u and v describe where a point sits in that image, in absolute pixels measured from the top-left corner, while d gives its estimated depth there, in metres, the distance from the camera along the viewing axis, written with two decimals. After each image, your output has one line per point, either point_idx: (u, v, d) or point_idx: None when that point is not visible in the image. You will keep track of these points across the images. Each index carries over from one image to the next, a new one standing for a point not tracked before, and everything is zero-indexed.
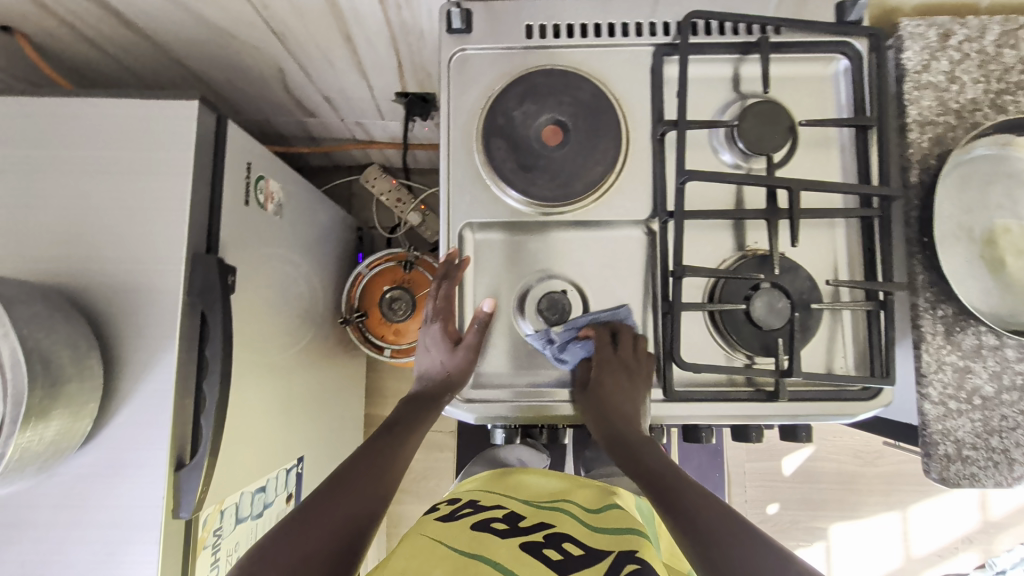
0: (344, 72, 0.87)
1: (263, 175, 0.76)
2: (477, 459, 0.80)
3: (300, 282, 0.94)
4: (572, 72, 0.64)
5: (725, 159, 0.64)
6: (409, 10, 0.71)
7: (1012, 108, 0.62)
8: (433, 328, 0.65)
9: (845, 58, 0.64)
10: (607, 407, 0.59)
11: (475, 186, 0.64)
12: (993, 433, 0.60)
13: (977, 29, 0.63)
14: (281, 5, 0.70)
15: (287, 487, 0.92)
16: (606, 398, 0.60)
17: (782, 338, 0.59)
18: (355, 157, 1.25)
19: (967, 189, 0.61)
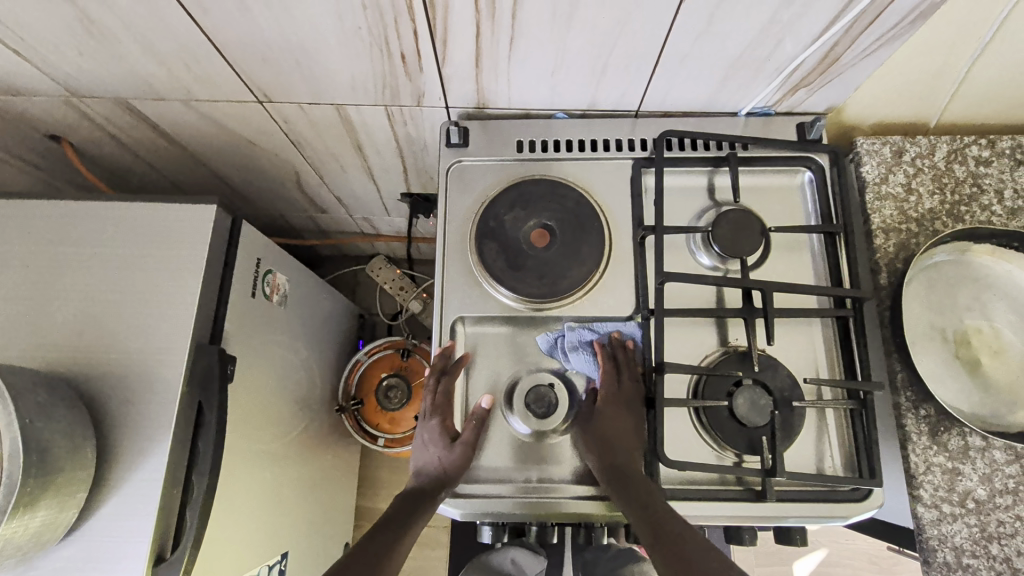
0: (354, 175, 0.96)
1: (270, 269, 0.81)
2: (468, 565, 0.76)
3: (299, 370, 0.97)
4: (559, 182, 0.70)
5: (703, 261, 0.69)
6: (415, 126, 0.79)
7: (969, 218, 0.67)
8: (431, 425, 0.63)
9: (810, 171, 0.69)
10: (609, 440, 0.59)
11: (467, 283, 0.68)
12: (992, 540, 0.58)
13: (927, 147, 0.69)
14: (300, 120, 0.79)
15: None
16: (608, 432, 0.60)
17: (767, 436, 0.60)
18: (362, 248, 1.32)
19: (935, 291, 0.64)
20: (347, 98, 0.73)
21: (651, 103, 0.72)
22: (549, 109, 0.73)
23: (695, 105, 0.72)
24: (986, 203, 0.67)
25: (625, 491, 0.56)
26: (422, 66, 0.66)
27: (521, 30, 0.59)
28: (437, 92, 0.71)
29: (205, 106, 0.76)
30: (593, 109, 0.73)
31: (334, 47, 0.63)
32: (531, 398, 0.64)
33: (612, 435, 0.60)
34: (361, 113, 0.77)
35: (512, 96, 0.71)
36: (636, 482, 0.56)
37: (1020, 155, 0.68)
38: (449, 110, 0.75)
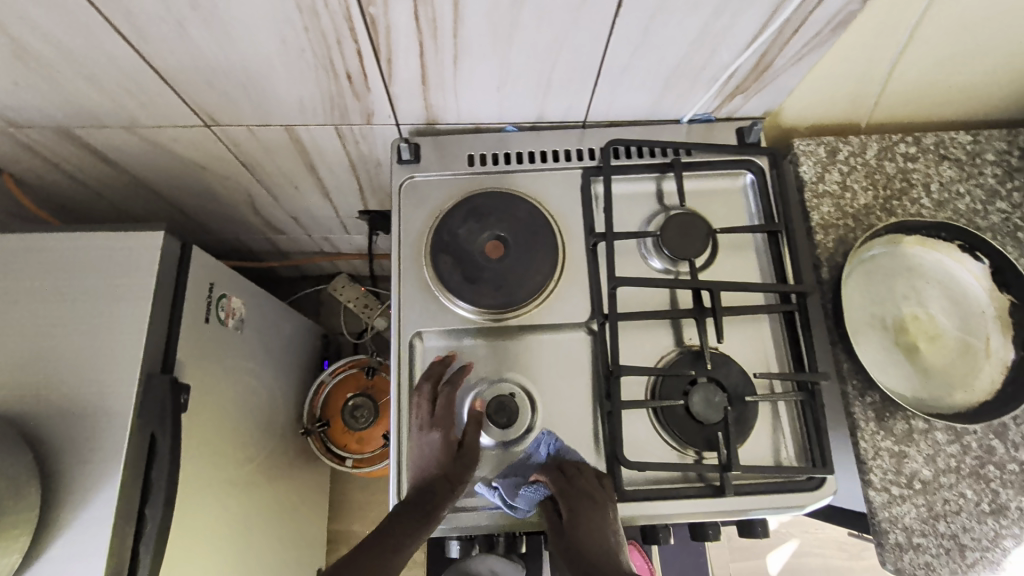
0: (310, 195, 0.95)
1: (224, 293, 0.79)
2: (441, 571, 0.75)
3: (261, 394, 0.95)
4: (511, 193, 0.71)
5: (656, 265, 0.70)
6: (366, 143, 0.80)
7: (900, 211, 0.71)
8: (431, 436, 0.61)
9: (750, 172, 0.72)
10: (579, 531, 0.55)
11: (424, 298, 0.69)
12: (939, 518, 0.61)
13: (859, 146, 0.73)
14: (250, 143, 0.79)
15: None
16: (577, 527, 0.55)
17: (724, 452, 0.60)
18: (324, 268, 1.31)
19: (873, 282, 0.67)
20: (296, 119, 0.73)
21: (597, 114, 0.74)
22: (498, 123, 0.75)
23: (639, 114, 0.74)
24: (915, 197, 0.71)
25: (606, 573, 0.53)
26: (368, 85, 0.67)
27: (464, 47, 0.60)
28: (385, 110, 0.72)
29: (149, 132, 0.75)
30: (541, 121, 0.75)
31: (278, 69, 0.64)
32: (512, 408, 0.64)
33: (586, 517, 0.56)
34: (311, 133, 0.77)
35: (460, 111, 0.72)
36: (593, 522, 0.56)
37: (942, 151, 0.72)
38: (399, 127, 0.75)
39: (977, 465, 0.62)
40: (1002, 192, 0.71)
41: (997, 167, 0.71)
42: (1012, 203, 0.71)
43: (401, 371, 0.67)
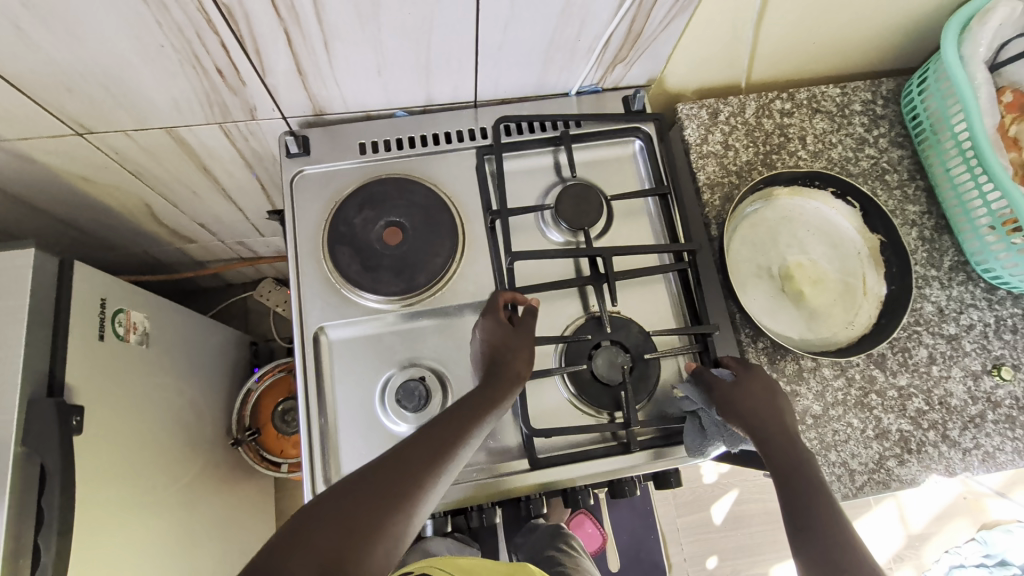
0: (211, 199, 0.92)
1: (121, 308, 0.76)
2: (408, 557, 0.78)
3: (182, 409, 0.92)
4: (405, 179, 0.71)
5: (555, 238, 0.72)
6: (257, 140, 0.78)
7: (780, 165, 0.74)
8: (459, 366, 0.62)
9: (639, 139, 0.74)
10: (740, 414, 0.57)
11: (325, 291, 0.68)
12: (830, 448, 0.65)
13: (738, 106, 0.76)
14: (132, 149, 0.75)
15: None
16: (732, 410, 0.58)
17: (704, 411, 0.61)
18: (246, 274, 1.27)
19: (758, 235, 0.71)
20: (175, 120, 0.71)
21: (486, 92, 0.74)
22: (388, 108, 0.74)
23: (527, 90, 0.75)
24: (792, 150, 0.75)
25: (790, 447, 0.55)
26: (242, 78, 0.65)
27: (331, 33, 0.60)
28: (267, 103, 0.70)
29: (16, 146, 0.71)
30: (431, 104, 0.74)
31: (141, 68, 0.61)
32: (494, 386, 0.58)
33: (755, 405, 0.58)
34: (195, 134, 0.74)
35: (346, 99, 0.71)
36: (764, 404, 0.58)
37: (815, 105, 0.76)
38: (287, 120, 0.74)
39: (861, 395, 0.67)
40: (870, 139, 0.76)
41: (864, 117, 0.76)
42: (879, 149, 0.75)
43: (307, 367, 0.65)
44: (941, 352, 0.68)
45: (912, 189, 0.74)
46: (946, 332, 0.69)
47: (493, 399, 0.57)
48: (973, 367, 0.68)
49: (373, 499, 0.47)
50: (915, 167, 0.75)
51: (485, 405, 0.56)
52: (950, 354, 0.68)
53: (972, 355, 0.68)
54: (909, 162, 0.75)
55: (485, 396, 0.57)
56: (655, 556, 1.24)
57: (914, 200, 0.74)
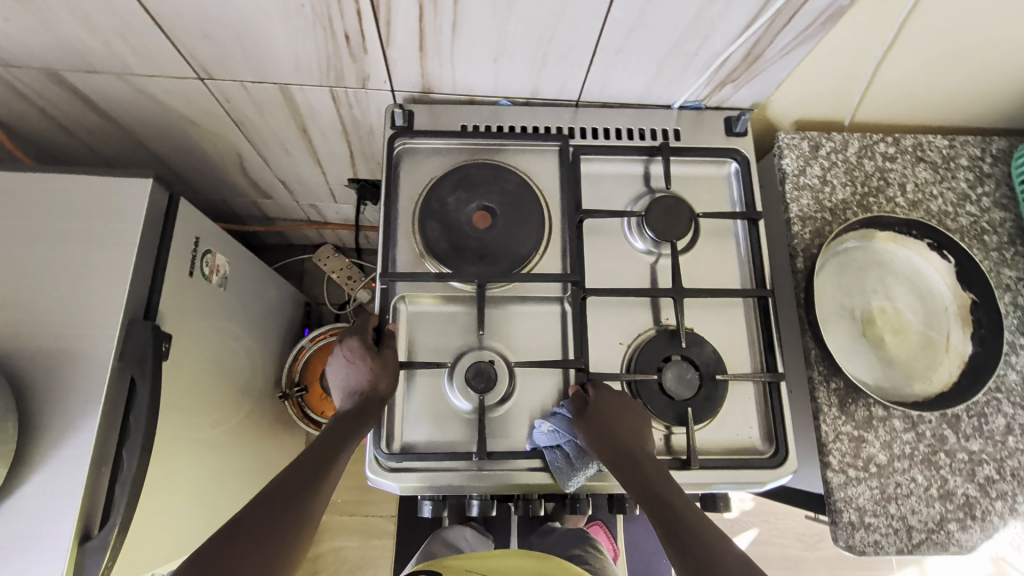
0: (300, 159, 0.95)
1: (209, 249, 0.79)
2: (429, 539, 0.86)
3: (241, 355, 0.95)
4: (502, 166, 0.72)
5: (638, 246, 0.72)
6: (360, 108, 0.80)
7: (875, 208, 0.73)
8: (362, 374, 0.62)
9: (736, 162, 0.74)
10: (611, 427, 0.59)
11: (410, 262, 0.69)
12: (891, 500, 0.64)
13: (841, 143, 0.75)
14: (243, 100, 0.79)
15: None
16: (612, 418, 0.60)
17: (570, 443, 0.61)
18: (309, 237, 1.31)
19: (844, 275, 0.70)
20: (291, 78, 0.73)
21: (591, 93, 0.75)
22: (493, 96, 0.76)
23: (632, 96, 0.75)
24: (890, 195, 0.73)
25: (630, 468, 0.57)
26: (365, 47, 0.67)
27: (462, 15, 0.61)
28: (381, 74, 0.72)
29: (141, 81, 0.74)
30: (535, 98, 0.76)
31: (277, 24, 0.64)
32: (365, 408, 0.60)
33: (615, 425, 0.59)
34: (305, 94, 0.77)
35: (457, 81, 0.73)
36: (619, 421, 0.60)
37: (920, 153, 0.75)
38: (394, 93, 0.76)
39: (930, 452, 0.65)
40: (973, 196, 0.74)
41: (970, 172, 0.74)
42: (981, 208, 0.74)
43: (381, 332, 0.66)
44: (1019, 423, 0.66)
45: (1010, 254, 0.72)
46: None
47: (340, 442, 0.57)
48: None
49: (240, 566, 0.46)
50: (1016, 232, 0.73)
51: (324, 454, 0.56)
52: None
53: None
54: (1011, 225, 0.73)
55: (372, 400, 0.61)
56: None
57: (1011, 264, 0.72)
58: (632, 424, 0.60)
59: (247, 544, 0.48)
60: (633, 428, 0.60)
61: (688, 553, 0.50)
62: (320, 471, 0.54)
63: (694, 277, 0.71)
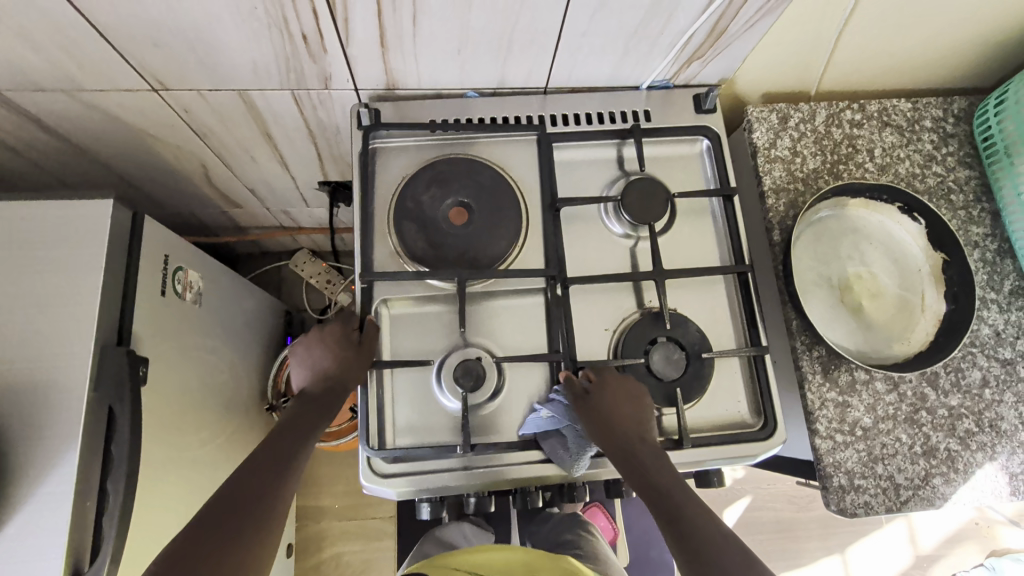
0: (266, 165, 0.93)
1: (181, 266, 0.77)
2: (423, 540, 0.84)
3: (224, 370, 0.93)
4: (474, 159, 0.71)
5: (616, 230, 0.72)
6: (325, 110, 0.78)
7: (846, 175, 0.74)
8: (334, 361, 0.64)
9: (707, 139, 0.74)
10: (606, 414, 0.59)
11: (389, 265, 0.68)
12: (877, 461, 0.65)
13: (809, 113, 0.75)
14: (202, 109, 0.76)
15: None
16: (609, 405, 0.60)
17: (569, 428, 0.62)
18: (283, 243, 1.28)
19: (819, 244, 0.70)
20: (250, 84, 0.71)
21: (559, 79, 0.74)
22: (460, 88, 0.74)
23: (600, 80, 0.75)
24: (860, 161, 0.74)
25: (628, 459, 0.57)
26: (325, 47, 0.65)
27: (423, 8, 0.60)
28: (344, 74, 0.70)
29: (92, 97, 0.71)
30: (503, 87, 0.74)
31: (230, 29, 0.61)
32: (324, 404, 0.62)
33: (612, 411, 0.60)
34: (266, 99, 0.75)
35: (422, 76, 0.71)
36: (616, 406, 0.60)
37: (886, 118, 0.76)
38: (359, 92, 0.74)
39: (912, 411, 0.67)
40: (939, 156, 0.75)
41: (934, 134, 0.76)
42: (947, 168, 0.75)
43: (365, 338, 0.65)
44: (994, 375, 0.68)
45: (978, 211, 0.74)
46: (1001, 356, 0.69)
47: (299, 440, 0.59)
48: None
49: (225, 529, 0.50)
50: (982, 189, 0.74)
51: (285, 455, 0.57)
52: (1004, 378, 0.68)
53: None
54: (977, 182, 0.75)
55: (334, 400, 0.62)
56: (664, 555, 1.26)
57: (978, 221, 0.74)
58: (630, 410, 0.60)
59: (231, 513, 0.51)
60: (628, 407, 0.60)
61: (687, 543, 0.52)
62: (279, 472, 0.55)
63: (674, 258, 0.71)
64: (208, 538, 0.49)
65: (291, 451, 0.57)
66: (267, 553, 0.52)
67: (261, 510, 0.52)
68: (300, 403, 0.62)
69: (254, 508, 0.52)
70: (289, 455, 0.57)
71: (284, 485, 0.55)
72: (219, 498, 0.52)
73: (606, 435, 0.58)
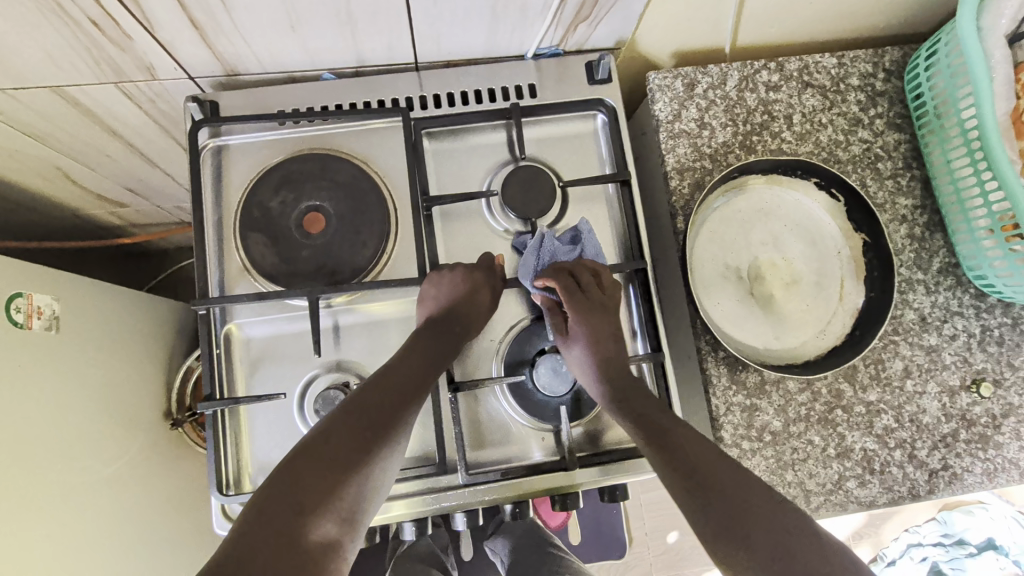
0: (131, 162, 0.83)
1: (19, 290, 0.70)
2: None
3: (111, 389, 0.86)
4: (331, 155, 0.62)
5: (501, 228, 0.64)
6: (166, 103, 0.67)
7: (761, 147, 0.66)
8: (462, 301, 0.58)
9: (602, 114, 0.65)
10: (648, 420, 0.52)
11: (238, 283, 0.61)
12: (787, 467, 0.60)
13: (718, 76, 0.66)
14: (19, 110, 0.65)
15: None
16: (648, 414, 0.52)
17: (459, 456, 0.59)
18: (192, 239, 1.19)
19: (726, 230, 0.63)
20: (60, 80, 0.60)
21: (427, 53, 0.64)
22: (313, 69, 0.64)
23: (476, 51, 0.64)
24: (776, 130, 0.66)
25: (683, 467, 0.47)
26: (126, 31, 0.54)
27: None
28: (167, 62, 0.60)
29: None
30: (364, 66, 0.64)
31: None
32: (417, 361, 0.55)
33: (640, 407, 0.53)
34: (89, 94, 0.64)
35: (261, 59, 0.61)
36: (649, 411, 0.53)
37: (807, 77, 0.66)
38: (195, 81, 0.64)
39: (826, 410, 0.61)
40: (865, 119, 0.66)
41: (861, 93, 0.66)
42: (875, 132, 0.66)
43: (213, 368, 0.58)
44: (917, 364, 0.63)
45: (907, 179, 0.66)
46: (926, 343, 0.63)
47: (401, 403, 0.51)
48: (951, 382, 0.62)
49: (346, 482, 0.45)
50: (914, 154, 0.66)
51: (371, 416, 0.49)
52: (927, 367, 0.63)
53: (950, 369, 0.63)
54: (906, 147, 0.66)
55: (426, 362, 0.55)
56: (614, 532, 1.24)
57: (907, 192, 0.66)
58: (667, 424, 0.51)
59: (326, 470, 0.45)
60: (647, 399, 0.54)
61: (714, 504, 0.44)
62: (367, 433, 0.48)
63: None
64: (315, 488, 0.44)
65: (407, 393, 0.52)
66: (367, 509, 0.46)
67: (372, 455, 0.47)
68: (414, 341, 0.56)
69: (359, 453, 0.47)
70: (410, 397, 0.52)
71: (399, 428, 0.50)
72: (335, 431, 0.47)
73: (645, 426, 0.51)
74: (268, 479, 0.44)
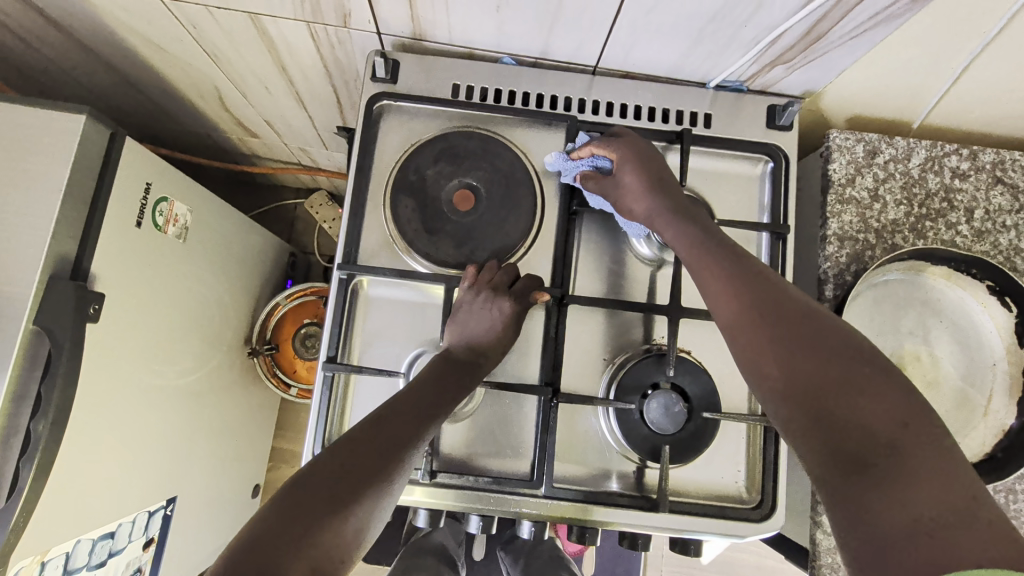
0: (281, 98, 0.85)
1: (165, 196, 0.72)
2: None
3: (209, 306, 0.89)
4: (494, 138, 0.62)
5: (644, 252, 0.62)
6: (344, 50, 0.68)
7: (931, 234, 0.62)
8: (495, 313, 0.56)
9: (772, 161, 0.63)
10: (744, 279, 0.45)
11: (376, 241, 0.61)
12: None
13: (904, 150, 0.62)
14: (209, 27, 0.68)
15: (148, 531, 0.81)
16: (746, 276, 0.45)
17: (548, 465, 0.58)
18: (301, 181, 1.22)
19: (878, 312, 0.59)
20: (260, 9, 0.62)
21: (612, 60, 0.62)
22: (495, 51, 0.64)
23: (659, 70, 0.63)
24: (953, 220, 0.62)
25: (786, 346, 0.41)
26: None
27: None
28: (365, 14, 0.60)
29: None
30: (545, 59, 0.64)
31: None
32: (460, 376, 0.53)
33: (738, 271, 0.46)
34: (280, 27, 0.65)
35: (452, 31, 0.61)
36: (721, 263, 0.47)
37: (999, 172, 0.62)
38: (381, 37, 0.64)
39: None
40: None
41: None
42: None
43: (339, 315, 0.58)
44: None
45: None
46: None
47: (433, 413, 0.49)
48: None
49: (351, 508, 0.40)
50: None
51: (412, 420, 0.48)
52: None
53: None
54: None
55: (460, 378, 0.53)
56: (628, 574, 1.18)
57: None
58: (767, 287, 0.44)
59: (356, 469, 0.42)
60: (729, 252, 0.47)
61: (823, 405, 0.38)
62: (403, 438, 0.46)
63: (698, 294, 0.62)
64: (313, 514, 0.38)
65: (424, 416, 0.49)
66: (362, 543, 0.40)
67: (403, 464, 0.45)
68: (432, 367, 0.53)
69: (392, 457, 0.44)
70: (424, 423, 0.48)
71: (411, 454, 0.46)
72: (369, 429, 0.45)
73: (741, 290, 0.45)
74: (263, 507, 0.39)
